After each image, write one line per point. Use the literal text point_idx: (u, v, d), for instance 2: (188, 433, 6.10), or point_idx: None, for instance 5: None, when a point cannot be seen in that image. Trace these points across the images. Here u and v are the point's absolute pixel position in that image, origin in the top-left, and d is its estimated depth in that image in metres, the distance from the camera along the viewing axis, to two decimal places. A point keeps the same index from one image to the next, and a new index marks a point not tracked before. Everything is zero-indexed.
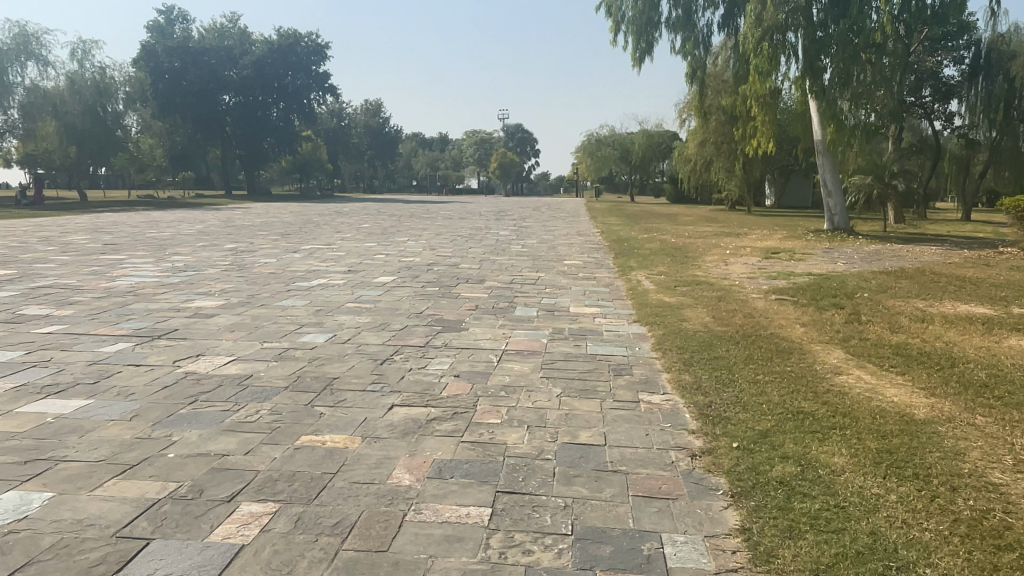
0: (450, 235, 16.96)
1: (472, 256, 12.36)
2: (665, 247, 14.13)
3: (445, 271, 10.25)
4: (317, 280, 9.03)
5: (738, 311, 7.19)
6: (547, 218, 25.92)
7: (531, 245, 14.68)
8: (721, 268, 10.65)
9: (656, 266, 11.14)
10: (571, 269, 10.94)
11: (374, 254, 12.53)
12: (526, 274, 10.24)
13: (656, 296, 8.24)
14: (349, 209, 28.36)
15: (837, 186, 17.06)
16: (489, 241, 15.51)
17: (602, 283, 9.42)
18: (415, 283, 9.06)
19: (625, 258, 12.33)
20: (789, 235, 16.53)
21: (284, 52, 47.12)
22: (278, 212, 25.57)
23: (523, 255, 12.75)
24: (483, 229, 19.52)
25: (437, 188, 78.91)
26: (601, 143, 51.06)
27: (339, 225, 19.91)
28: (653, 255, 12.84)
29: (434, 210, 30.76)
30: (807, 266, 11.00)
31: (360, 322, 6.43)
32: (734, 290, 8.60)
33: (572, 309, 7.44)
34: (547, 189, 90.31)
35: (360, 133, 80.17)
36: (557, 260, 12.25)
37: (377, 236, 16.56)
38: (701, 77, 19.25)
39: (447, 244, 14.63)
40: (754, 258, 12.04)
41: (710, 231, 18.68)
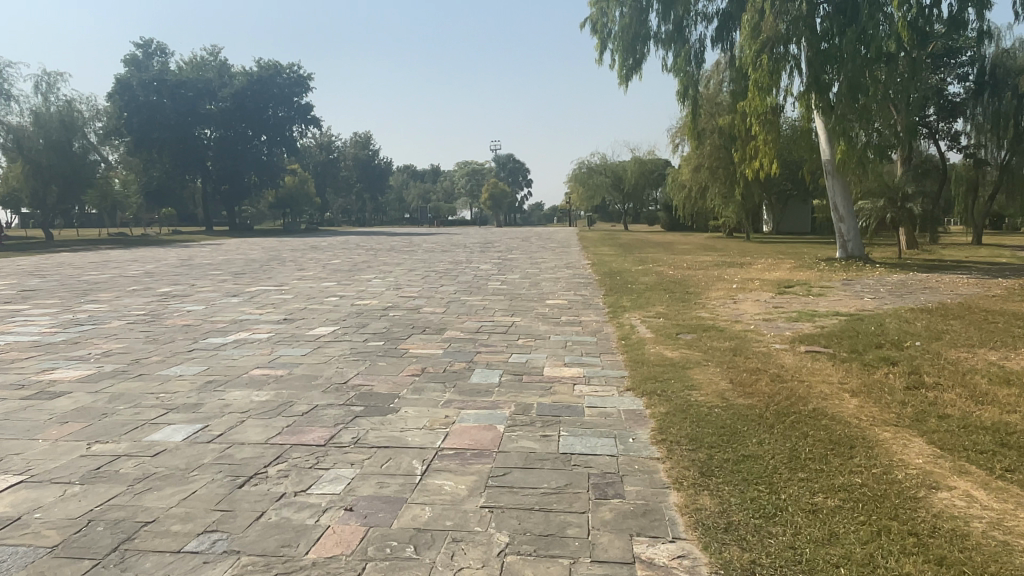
0: (424, 271, 15.33)
1: (440, 296, 10.70)
2: (661, 282, 12.49)
3: (401, 317, 8.58)
4: (236, 335, 7.33)
5: (762, 371, 5.51)
6: (537, 250, 24.36)
7: (511, 282, 13.03)
8: (729, 308, 8.97)
9: (652, 306, 9.45)
10: (553, 312, 9.27)
11: (326, 295, 10.88)
12: (497, 319, 8.57)
13: (654, 348, 6.55)
14: (326, 244, 26.74)
15: (849, 210, 15.40)
16: (465, 277, 13.88)
17: (588, 331, 7.72)
18: (358, 335, 7.39)
19: (617, 297, 10.65)
20: (799, 265, 14.89)
21: (264, 84, 45.95)
22: (248, 248, 24.00)
23: (498, 294, 11.11)
24: (463, 262, 17.91)
25: (428, 220, 77.58)
26: (593, 172, 49.77)
27: (307, 261, 18.30)
28: (650, 292, 11.15)
29: (417, 242, 29.18)
30: (832, 304, 9.33)
31: (253, 403, 4.74)
32: (750, 338, 6.88)
33: (548, 371, 5.72)
34: (540, 219, 89.12)
35: (349, 167, 79.02)
36: (537, 299, 10.61)
37: (342, 273, 14.95)
38: (693, 95, 17.74)
39: (417, 281, 12.99)
40: (765, 292, 10.41)
41: (709, 261, 17.02)
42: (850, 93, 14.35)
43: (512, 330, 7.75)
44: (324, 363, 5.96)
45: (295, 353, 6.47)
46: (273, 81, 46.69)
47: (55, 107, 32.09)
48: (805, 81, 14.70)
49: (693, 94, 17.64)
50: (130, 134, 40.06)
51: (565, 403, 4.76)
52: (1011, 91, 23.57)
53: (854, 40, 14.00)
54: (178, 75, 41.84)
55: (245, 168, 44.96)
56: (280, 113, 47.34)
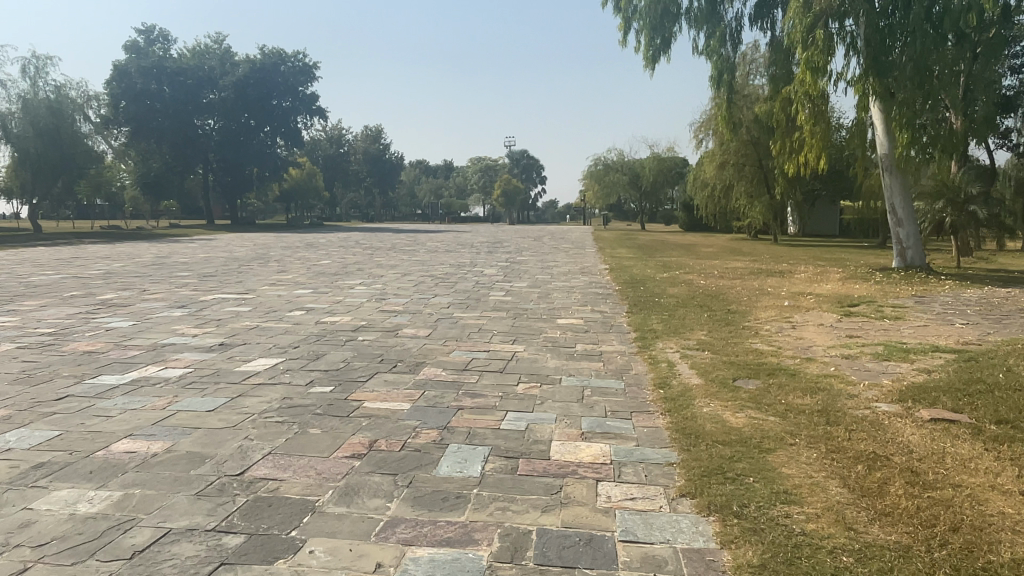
0: (419, 276, 13.40)
1: (427, 311, 8.80)
2: (695, 295, 10.50)
3: (369, 343, 6.69)
4: (141, 372, 5.48)
5: (885, 465, 3.56)
6: (548, 250, 22.35)
7: (517, 292, 11.10)
8: (790, 337, 7.03)
9: (692, 331, 7.51)
10: (566, 337, 7.32)
11: (292, 307, 9.01)
12: (493, 347, 6.66)
13: (704, 405, 4.62)
14: (322, 241, 24.90)
15: (910, 212, 13.23)
16: (464, 285, 12.01)
17: (613, 370, 5.80)
18: (303, 371, 5.52)
19: (645, 315, 8.73)
20: (851, 276, 12.83)
21: (267, 73, 44.14)
22: (239, 245, 22.39)
23: (499, 308, 9.20)
24: (465, 265, 16.03)
25: (438, 217, 76.02)
26: (609, 168, 47.82)
27: (292, 262, 16.50)
28: (684, 308, 9.24)
29: (421, 240, 27.27)
30: (919, 332, 7.36)
31: (65, 524, 2.88)
32: (839, 393, 4.90)
33: (557, 450, 3.80)
34: (554, 216, 87.11)
35: (359, 161, 77.27)
36: (545, 315, 8.70)
37: (325, 277, 13.09)
38: (729, 81, 15.72)
39: (406, 289, 11.12)
40: (829, 314, 8.38)
41: (743, 269, 14.96)
42: (917, 75, 12.19)
43: (514, 367, 5.82)
44: (232, 429, 4.12)
45: (202, 405, 4.60)
46: (277, 69, 44.88)
47: (43, 93, 30.54)
48: (860, 62, 12.59)
49: (728, 79, 15.58)
50: (128, 123, 38.57)
51: (584, 532, 2.85)
52: None
53: (923, 13, 11.87)
54: (178, 63, 40.25)
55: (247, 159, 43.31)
56: (285, 104, 45.68)
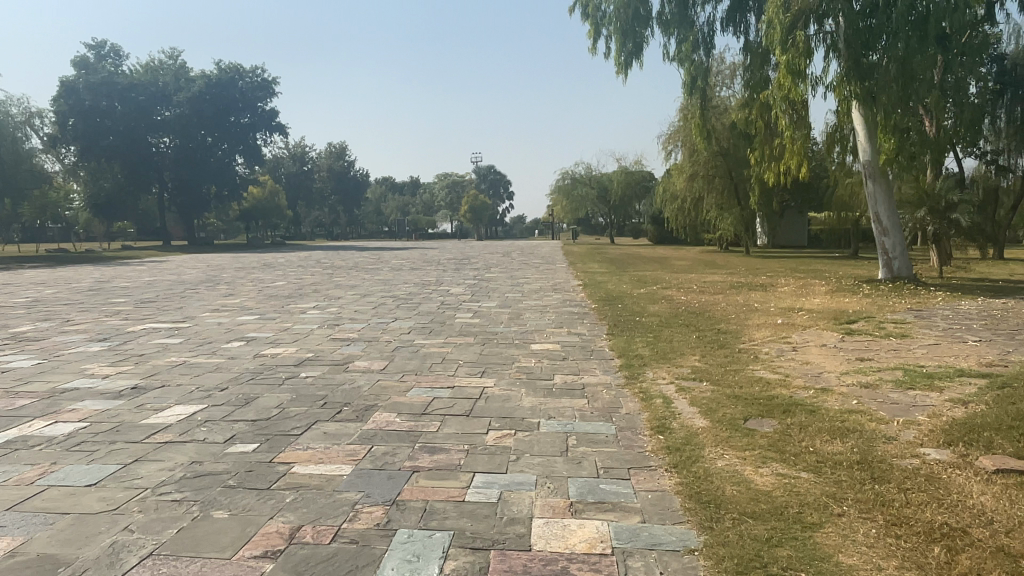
0: (379, 297, 12.38)
1: (385, 339, 7.81)
2: (677, 313, 9.69)
3: (312, 381, 5.70)
4: (19, 430, 4.43)
5: (967, 547, 2.71)
6: (517, 267, 21.48)
7: (485, 313, 10.16)
8: (794, 361, 6.21)
9: (683, 356, 6.68)
10: (542, 366, 6.39)
11: (230, 338, 7.96)
12: (457, 382, 5.72)
13: (717, 460, 3.74)
14: (280, 262, 23.69)
15: (895, 221, 12.64)
16: (428, 306, 11.05)
17: (599, 408, 4.90)
18: (223, 423, 4.52)
19: (628, 337, 7.88)
20: (838, 289, 12.14)
21: (224, 88, 42.72)
22: (190, 267, 21.14)
23: (466, 333, 8.26)
24: (430, 284, 15.06)
25: (405, 234, 74.78)
26: (577, 183, 47.34)
27: (244, 284, 15.36)
28: (669, 329, 8.41)
29: (385, 258, 26.17)
30: (933, 352, 6.61)
31: None
32: (875, 438, 4.04)
33: (541, 534, 2.88)
34: (523, 232, 86.48)
35: (322, 178, 75.78)
36: (517, 339, 7.79)
37: (276, 301, 12.02)
38: (702, 87, 15.10)
39: (364, 313, 10.13)
40: (829, 333, 7.61)
41: (723, 283, 14.23)
42: (900, 77, 11.66)
43: (482, 408, 4.89)
44: (110, 515, 3.13)
45: (82, 478, 3.60)
46: (234, 84, 43.48)
47: None
48: (840, 64, 12.04)
49: (702, 85, 14.98)
50: (76, 141, 36.75)
51: None
52: None
53: (905, 11, 11.34)
54: (130, 78, 38.55)
55: (204, 177, 41.78)
56: (243, 120, 44.30)
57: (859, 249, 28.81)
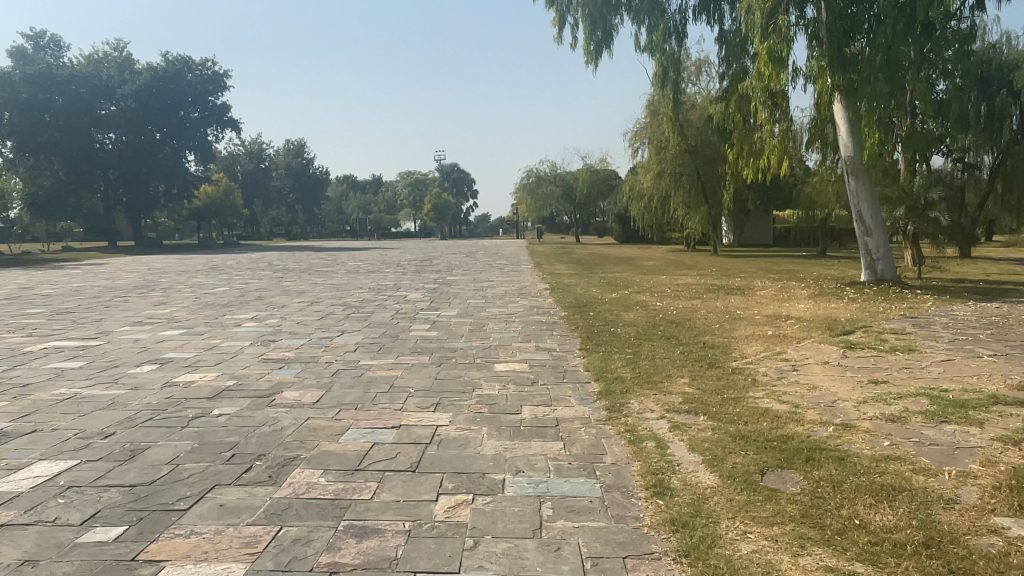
0: (328, 306, 11.24)
1: (325, 359, 6.73)
2: (655, 323, 8.80)
3: (225, 422, 4.63)
4: None
5: None
6: (479, 269, 20.46)
7: (444, 324, 9.12)
8: (799, 385, 5.36)
9: (671, 377, 5.80)
10: (506, 394, 5.40)
11: (142, 360, 6.80)
12: (405, 420, 4.70)
13: (740, 543, 2.82)
14: (228, 264, 22.30)
15: (878, 220, 11.96)
16: (382, 316, 10.00)
17: (577, 456, 3.95)
18: (90, 492, 3.47)
19: (606, 354, 6.98)
20: (822, 293, 11.41)
21: (172, 81, 40.64)
22: (128, 271, 19.67)
23: (420, 350, 7.25)
24: (386, 289, 13.95)
25: (367, 234, 73.10)
26: (542, 181, 46.52)
27: (182, 290, 14.07)
28: (649, 342, 7.51)
29: (341, 259, 24.90)
30: (953, 371, 5.79)
31: None
32: (932, 502, 3.17)
33: None
34: (488, 231, 85.51)
35: (281, 176, 73.71)
36: (479, 357, 6.81)
37: (213, 310, 10.81)
38: (674, 79, 14.29)
39: (308, 324, 9.04)
40: (829, 347, 6.77)
41: (697, 286, 13.42)
42: (885, 66, 11.00)
43: (433, 459, 3.89)
44: None
45: None
46: (183, 77, 41.41)
47: None
48: (822, 54, 11.35)
49: (674, 76, 14.15)
50: (12, 136, 34.34)
51: None
52: (1003, 85, 20.89)
53: None
54: (70, 70, 36.11)
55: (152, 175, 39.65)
56: (193, 114, 42.31)
57: (826, 248, 28.42)
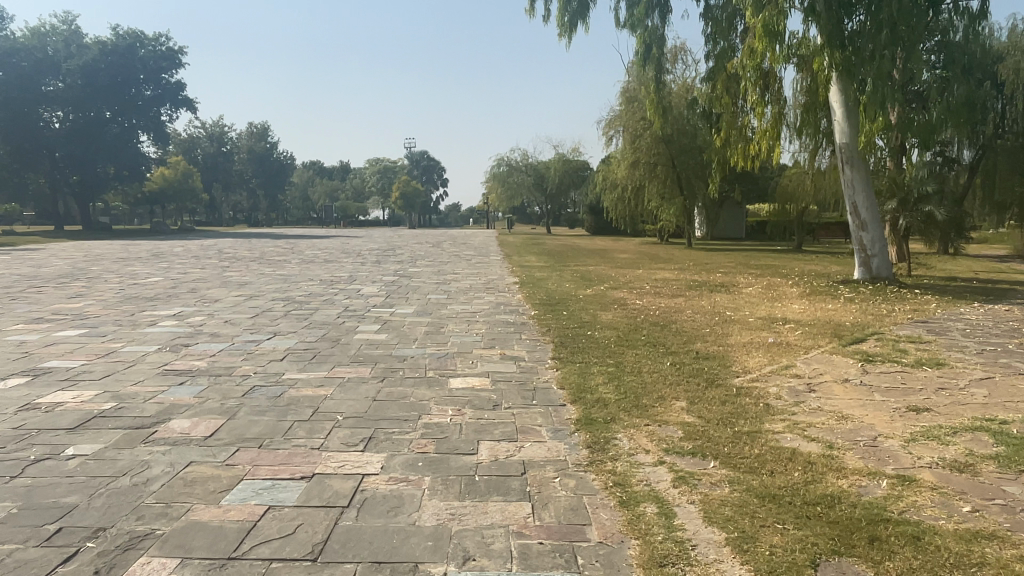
0: (267, 300, 9.93)
1: (240, 372, 5.49)
2: (637, 326, 7.69)
3: (73, 470, 3.43)
4: None
5: None
6: (445, 260, 19.19)
7: (394, 325, 7.91)
8: (823, 414, 4.31)
9: (664, 399, 4.71)
10: (460, 424, 4.24)
11: (11, 371, 5.47)
12: (321, 466, 3.53)
13: None
14: (173, 251, 20.68)
15: (874, 213, 11.03)
16: (326, 313, 8.75)
17: (551, 531, 2.81)
18: None
19: (583, 365, 5.84)
20: (814, 291, 10.45)
21: (123, 56, 38.28)
22: (60, 257, 18.06)
23: (362, 358, 6.04)
24: (338, 281, 12.64)
25: (333, 221, 71.12)
26: (513, 169, 45.32)
27: (109, 280, 12.63)
28: (633, 349, 6.41)
29: (297, 248, 23.39)
30: (1003, 395, 4.77)
31: None
32: None
33: None
34: (458, 220, 84.03)
35: (243, 161, 71.22)
36: (432, 369, 5.64)
37: (132, 304, 9.43)
38: (657, 57, 13.22)
39: (238, 324, 7.76)
40: (845, 362, 5.72)
41: (677, 282, 12.41)
42: (888, 43, 10.10)
43: (346, 538, 2.75)
44: None
45: None
46: (135, 52, 39.02)
47: None
48: (819, 28, 10.43)
49: (658, 55, 13.14)
50: None
51: None
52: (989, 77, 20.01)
53: None
54: (10, 41, 33.54)
55: (100, 156, 37.36)
56: (146, 92, 40.05)
57: (802, 242, 27.67)
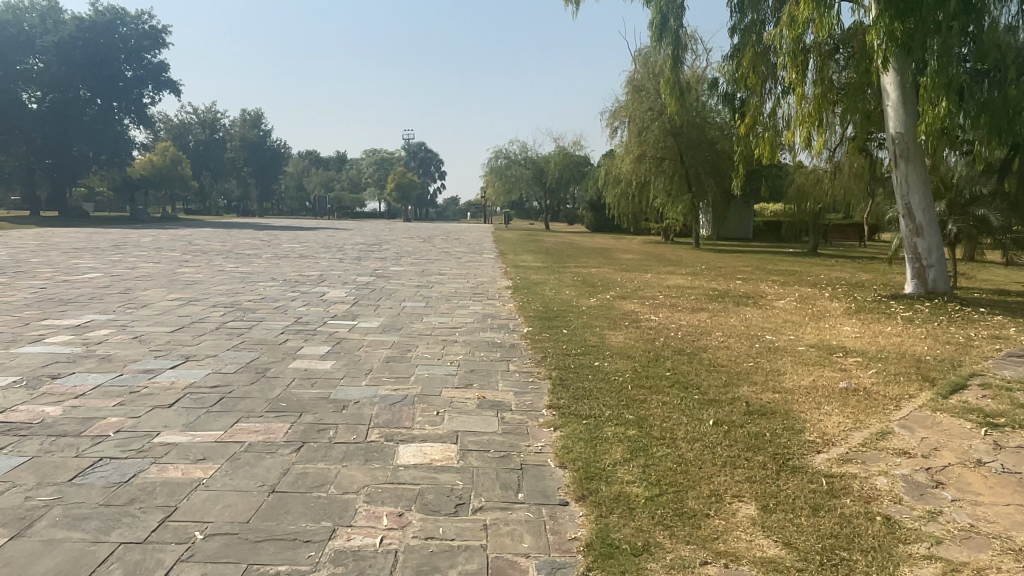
0: (205, 307, 8.23)
1: (95, 429, 3.81)
2: (655, 355, 6.04)
3: None
4: None
5: None
6: (432, 257, 17.51)
7: (348, 346, 6.25)
8: (989, 547, 2.66)
9: (720, 500, 3.03)
10: (393, 554, 2.56)
11: None
12: None
13: None
14: (137, 242, 18.96)
15: (931, 216, 9.41)
16: (268, 327, 7.04)
17: None
18: None
19: (590, 421, 4.13)
20: (862, 309, 8.82)
21: (101, 34, 36.30)
22: (8, 245, 16.32)
23: (284, 402, 4.34)
24: (302, 283, 10.92)
25: (327, 212, 69.28)
26: (511, 162, 43.57)
27: (39, 275, 10.92)
28: (657, 395, 4.70)
29: (275, 241, 21.67)
30: None
31: None
32: None
33: None
34: (456, 215, 82.47)
35: (235, 149, 69.33)
36: (378, 428, 3.95)
37: (38, 308, 7.75)
38: (675, 30, 11.50)
39: (147, 343, 6.05)
40: (964, 427, 4.07)
41: (695, 291, 10.76)
42: (959, 13, 8.50)
43: None
44: None
45: None
46: (114, 30, 37.02)
47: None
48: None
49: (675, 28, 11.43)
50: None
51: None
52: None
53: None
54: None
55: (77, 139, 35.55)
56: (127, 73, 38.04)
57: (817, 245, 25.96)
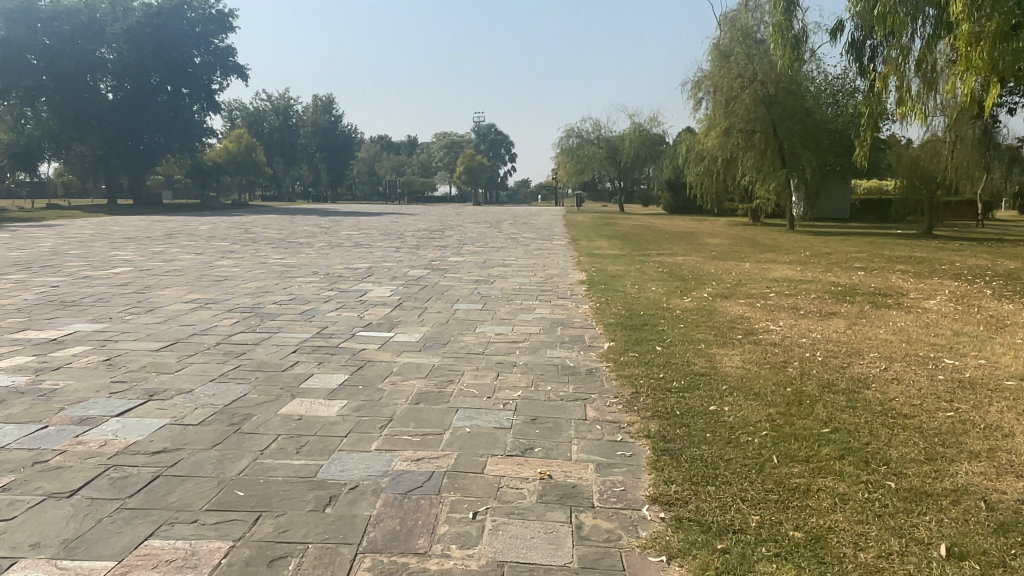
0: (217, 311, 6.86)
1: None
2: (796, 390, 4.24)
3: None
4: None
5: None
6: (496, 245, 15.93)
7: (371, 373, 4.68)
8: None
9: None
10: None
11: None
12: None
13: None
14: (192, 230, 18.15)
15: None
16: (280, 342, 5.56)
17: None
18: None
19: (732, 546, 2.42)
20: None
21: (169, 20, 36.32)
22: (60, 236, 15.69)
23: (240, 493, 2.81)
24: (344, 278, 9.49)
25: (398, 197, 68.95)
26: (584, 141, 41.79)
27: (65, 270, 9.92)
28: (828, 482, 2.94)
29: (334, 228, 20.60)
30: None
31: None
32: None
33: None
34: (528, 197, 80.82)
35: (308, 135, 69.80)
36: (371, 555, 2.36)
37: (25, 314, 6.54)
38: None
39: (115, 370, 4.62)
40: None
41: (812, 287, 8.74)
42: None
43: None
44: None
45: None
46: (181, 15, 37.01)
47: None
48: None
49: None
50: None
51: None
52: None
53: None
54: (56, 4, 32.13)
55: (150, 127, 36.01)
56: (195, 59, 38.05)
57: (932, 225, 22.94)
